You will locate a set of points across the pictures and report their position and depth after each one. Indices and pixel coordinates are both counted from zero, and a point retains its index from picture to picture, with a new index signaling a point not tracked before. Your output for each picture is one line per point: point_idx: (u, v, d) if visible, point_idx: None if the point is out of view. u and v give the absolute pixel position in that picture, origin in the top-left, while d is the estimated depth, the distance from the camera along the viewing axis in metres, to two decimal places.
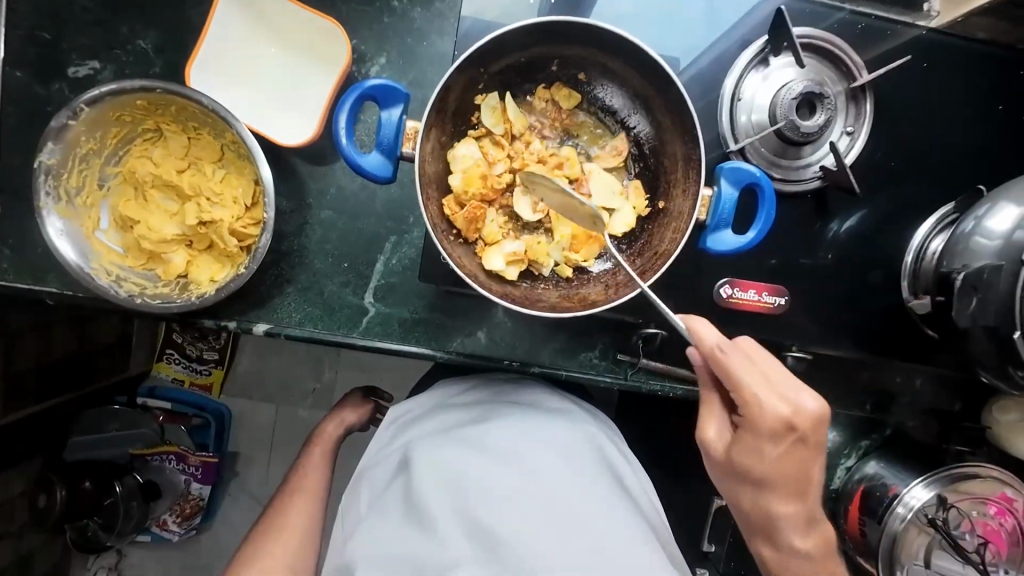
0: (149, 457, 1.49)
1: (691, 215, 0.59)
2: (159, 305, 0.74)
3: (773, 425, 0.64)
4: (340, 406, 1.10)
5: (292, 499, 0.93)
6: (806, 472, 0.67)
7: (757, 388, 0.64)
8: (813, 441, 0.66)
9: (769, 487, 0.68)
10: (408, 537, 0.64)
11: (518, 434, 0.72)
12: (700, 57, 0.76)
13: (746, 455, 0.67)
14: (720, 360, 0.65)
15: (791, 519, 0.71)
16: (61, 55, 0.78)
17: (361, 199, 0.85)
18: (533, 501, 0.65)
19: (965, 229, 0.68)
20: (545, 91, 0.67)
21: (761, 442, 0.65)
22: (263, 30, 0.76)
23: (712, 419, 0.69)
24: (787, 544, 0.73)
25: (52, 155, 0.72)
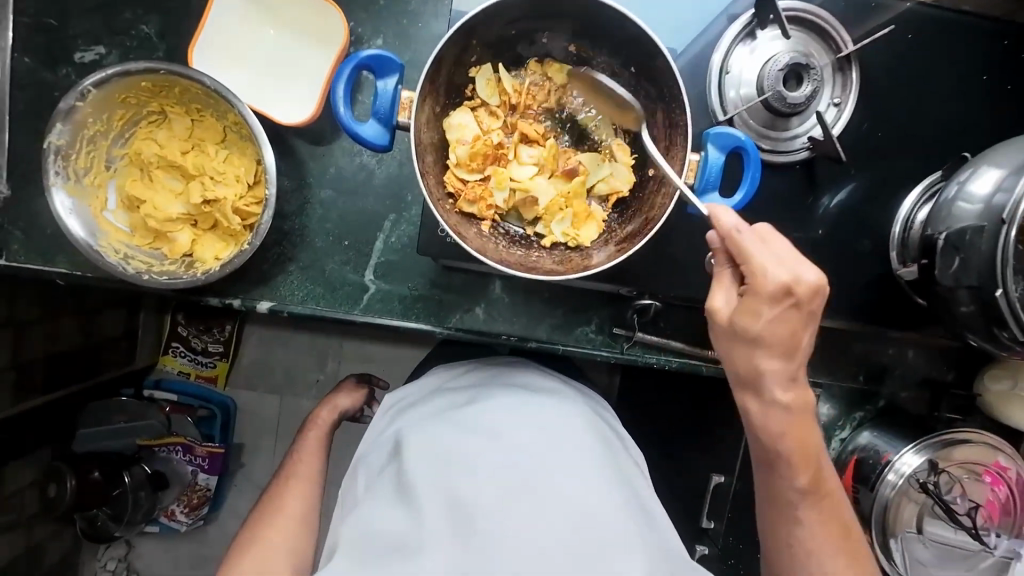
0: (155, 449, 1.51)
1: (679, 179, 0.61)
2: (166, 281, 0.76)
3: (774, 289, 0.59)
4: (333, 392, 1.11)
5: (286, 487, 0.92)
6: (802, 340, 0.62)
7: (762, 257, 0.60)
8: (810, 310, 0.61)
9: (765, 349, 0.62)
10: (395, 514, 0.66)
11: (509, 415, 0.74)
12: (692, 46, 0.79)
13: (747, 321, 0.61)
14: (735, 240, 0.61)
15: (777, 376, 0.63)
16: (68, 41, 0.81)
17: (360, 178, 0.87)
18: (518, 479, 0.66)
19: (948, 196, 0.69)
20: (538, 65, 0.67)
21: (760, 305, 0.60)
22: (264, 12, 0.78)
23: (718, 287, 0.64)
24: (774, 404, 0.65)
25: (61, 136, 0.74)
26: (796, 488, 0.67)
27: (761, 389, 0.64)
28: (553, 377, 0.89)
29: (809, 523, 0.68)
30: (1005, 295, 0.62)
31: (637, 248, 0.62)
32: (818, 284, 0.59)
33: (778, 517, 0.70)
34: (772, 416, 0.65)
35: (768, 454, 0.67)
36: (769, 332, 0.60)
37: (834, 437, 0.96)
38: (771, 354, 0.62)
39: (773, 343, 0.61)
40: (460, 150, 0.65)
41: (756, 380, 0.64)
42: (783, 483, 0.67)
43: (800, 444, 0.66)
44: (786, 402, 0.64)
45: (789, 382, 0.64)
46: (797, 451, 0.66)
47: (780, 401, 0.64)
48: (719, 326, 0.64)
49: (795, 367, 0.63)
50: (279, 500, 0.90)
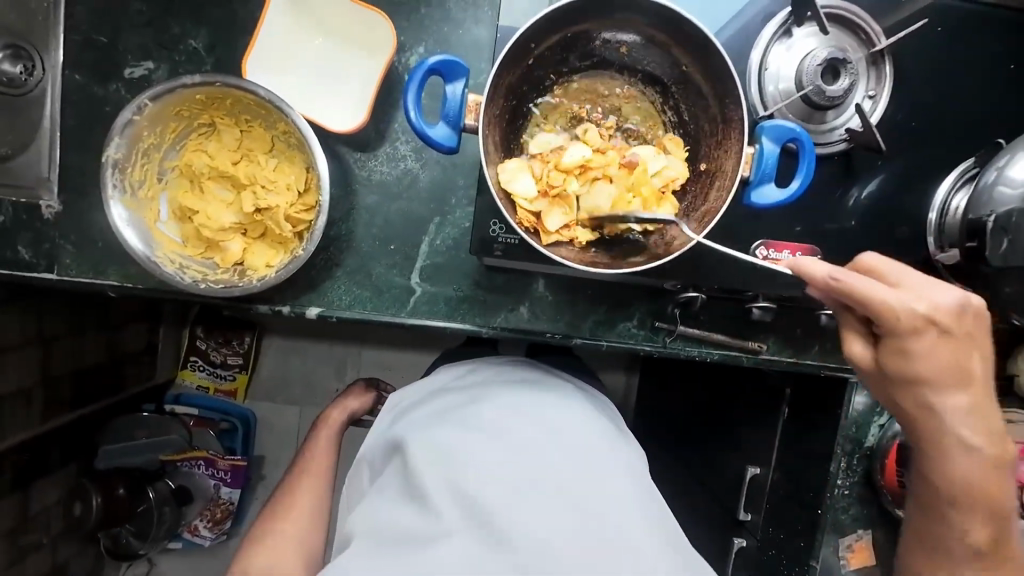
0: (178, 463, 1.47)
1: (736, 172, 0.63)
2: (223, 290, 0.77)
3: (915, 324, 0.59)
4: (343, 395, 1.12)
5: (299, 480, 0.93)
6: (971, 366, 0.64)
7: (893, 298, 0.59)
8: (964, 333, 0.62)
9: (929, 385, 0.63)
10: (401, 510, 0.66)
11: (513, 412, 0.73)
12: (726, 23, 0.79)
13: (898, 360, 0.63)
14: (842, 287, 0.60)
15: (955, 412, 0.65)
16: (118, 56, 0.82)
17: (404, 183, 0.89)
18: (523, 474, 0.65)
19: (987, 181, 0.71)
20: (563, 90, 0.73)
21: (910, 344, 0.61)
22: (311, 23, 0.79)
23: (851, 338, 0.65)
24: (971, 451, 0.67)
25: (118, 149, 0.76)
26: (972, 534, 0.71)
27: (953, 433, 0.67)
28: (561, 378, 0.88)
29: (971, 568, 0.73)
30: None
31: (696, 240, 0.64)
32: (958, 302, 0.60)
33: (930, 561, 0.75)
34: (954, 454, 0.67)
35: (942, 501, 0.71)
36: (929, 367, 0.62)
37: (873, 424, 0.98)
38: (934, 388, 0.64)
39: (936, 375, 0.63)
40: (528, 180, 0.67)
41: (930, 417, 0.66)
42: (956, 538, 0.71)
43: (985, 491, 0.69)
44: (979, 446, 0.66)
45: (968, 412, 0.66)
46: (980, 499, 0.69)
47: (970, 444, 0.67)
48: (866, 369, 0.66)
49: (975, 394, 0.65)
50: (290, 500, 0.90)
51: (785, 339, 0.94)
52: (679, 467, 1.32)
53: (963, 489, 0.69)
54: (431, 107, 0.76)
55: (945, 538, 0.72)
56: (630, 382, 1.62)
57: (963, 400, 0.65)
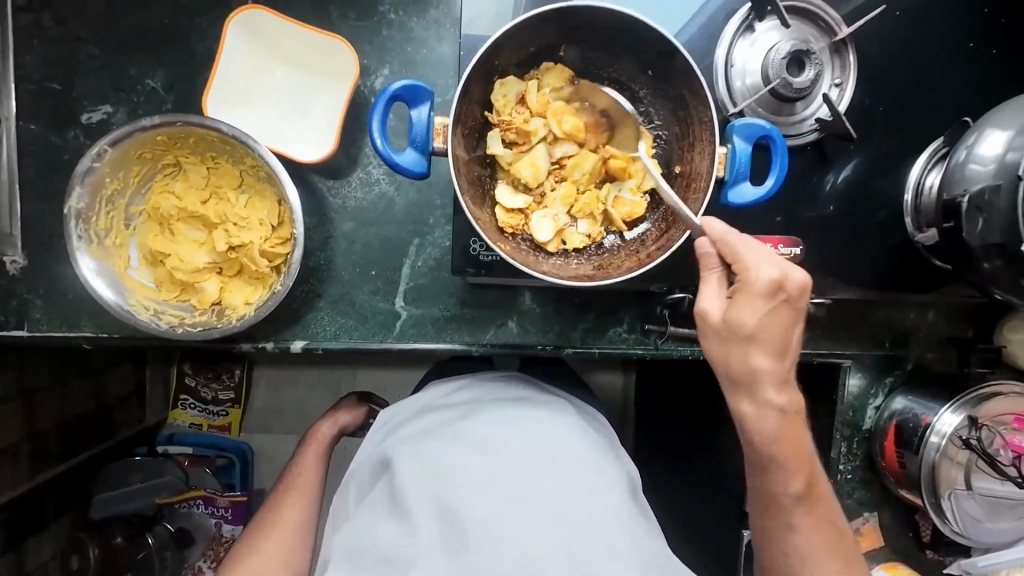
0: (177, 505, 1.43)
1: (710, 173, 0.63)
2: (200, 333, 0.76)
3: (766, 286, 0.61)
4: (332, 410, 1.06)
5: (285, 495, 0.91)
6: (791, 339, 0.63)
7: (752, 259, 0.61)
8: (796, 307, 0.63)
9: (758, 345, 0.62)
10: (389, 527, 0.65)
11: (503, 427, 0.71)
12: (693, 21, 0.80)
13: (740, 316, 0.61)
14: (728, 240, 0.63)
15: (770, 376, 0.63)
16: (74, 103, 0.80)
17: (380, 208, 0.87)
18: (511, 488, 0.65)
19: (958, 160, 0.71)
20: (545, 71, 0.68)
21: (754, 305, 0.61)
22: (270, 54, 0.78)
23: (707, 287, 0.65)
24: (772, 411, 0.64)
25: (80, 199, 0.74)
26: (789, 493, 0.67)
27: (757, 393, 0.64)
28: (554, 395, 0.86)
29: (803, 529, 0.68)
30: None
31: (677, 245, 0.63)
32: (802, 281, 0.63)
33: (769, 524, 0.70)
34: (766, 420, 0.64)
35: (762, 461, 0.66)
36: (763, 326, 0.61)
37: (869, 406, 0.98)
38: (763, 351, 0.62)
39: (767, 339, 0.62)
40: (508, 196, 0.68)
41: (749, 380, 0.63)
42: (777, 492, 0.67)
43: (783, 443, 0.65)
44: (780, 404, 0.64)
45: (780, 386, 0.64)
46: (791, 456, 0.66)
47: (775, 404, 0.64)
48: (715, 328, 0.63)
49: (785, 370, 0.64)
50: (272, 519, 0.87)
51: None
52: (682, 464, 1.32)
53: (777, 452, 0.65)
54: (400, 129, 0.74)
55: (772, 496, 0.68)
56: (627, 382, 1.61)
57: (777, 364, 0.63)
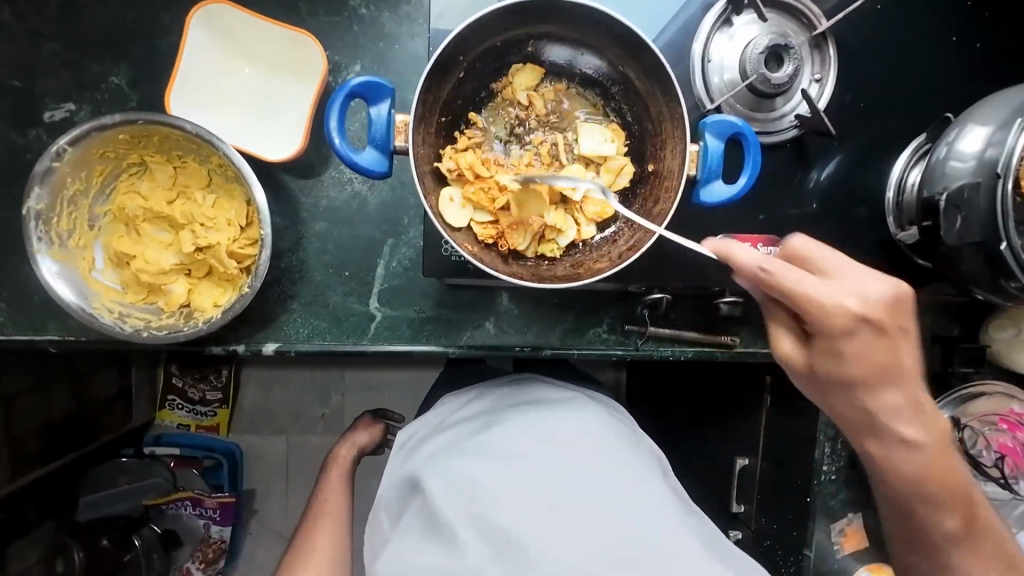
0: (164, 506, 1.40)
1: (681, 172, 0.61)
2: (166, 336, 0.74)
3: (845, 322, 0.57)
4: (350, 430, 1.07)
5: (315, 527, 0.87)
6: (902, 360, 0.60)
7: (821, 293, 0.57)
8: (895, 327, 0.59)
9: (860, 389, 0.60)
10: (430, 550, 0.61)
11: (527, 433, 0.68)
12: (682, 13, 0.79)
13: (828, 363, 0.60)
14: (766, 279, 0.57)
15: (892, 412, 0.62)
16: (36, 101, 0.78)
17: (353, 207, 0.86)
18: (546, 494, 0.61)
19: (939, 156, 0.70)
20: (516, 74, 0.67)
21: (848, 343, 0.58)
22: (235, 51, 0.76)
23: (778, 335, 0.63)
24: (892, 439, 0.64)
25: (40, 199, 0.72)
26: (944, 531, 0.68)
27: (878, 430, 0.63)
28: (568, 389, 0.82)
29: (964, 565, 0.70)
30: (1011, 248, 0.63)
31: (646, 246, 0.61)
32: (891, 293, 0.58)
33: (917, 553, 0.72)
34: (897, 454, 0.64)
35: (907, 497, 0.67)
36: (857, 367, 0.59)
37: None
38: (882, 393, 0.61)
39: (872, 370, 0.59)
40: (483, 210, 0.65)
41: (868, 425, 0.63)
42: (932, 533, 0.68)
43: (925, 470, 0.65)
44: (917, 439, 0.63)
45: (910, 412, 0.62)
46: (936, 481, 0.65)
47: (905, 437, 0.63)
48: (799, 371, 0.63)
49: (912, 392, 0.61)
50: (306, 549, 0.83)
51: (759, 329, 0.92)
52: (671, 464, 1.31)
53: (920, 484, 0.66)
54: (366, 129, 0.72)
55: (921, 528, 0.69)
56: (618, 385, 1.58)
57: (900, 398, 0.61)
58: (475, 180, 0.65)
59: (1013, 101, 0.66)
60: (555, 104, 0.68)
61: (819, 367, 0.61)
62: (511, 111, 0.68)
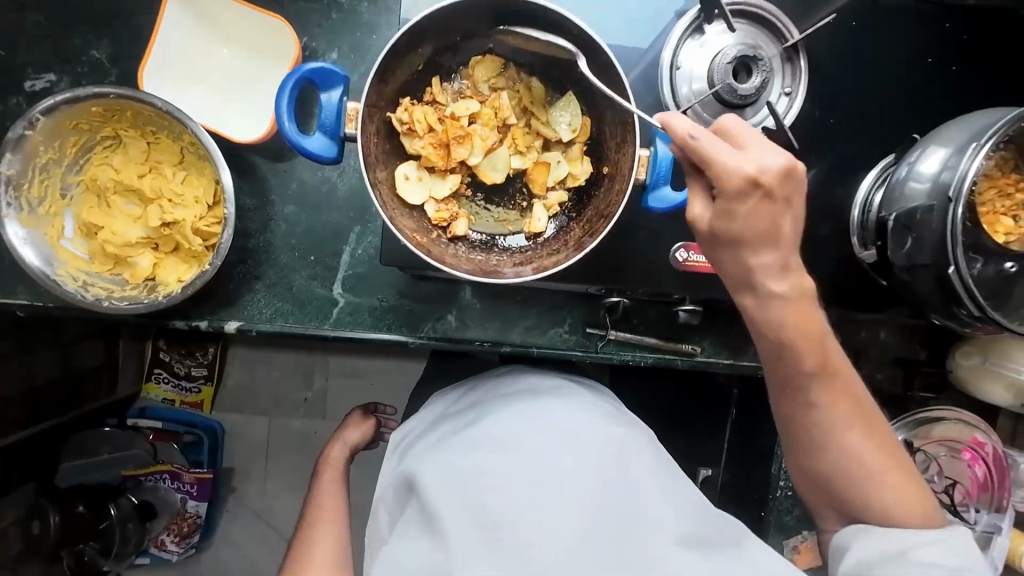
0: (142, 478, 1.43)
1: (630, 175, 0.61)
2: (127, 307, 0.75)
3: (738, 184, 0.55)
4: (339, 428, 1.04)
5: (313, 530, 0.86)
6: (782, 224, 0.57)
7: (723, 155, 0.55)
8: (784, 196, 0.56)
9: (743, 245, 0.58)
10: (427, 547, 0.57)
11: (517, 422, 0.65)
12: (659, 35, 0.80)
13: (723, 219, 0.57)
14: (693, 146, 0.56)
15: (766, 267, 0.58)
16: (18, 70, 0.80)
17: (322, 192, 0.87)
18: (540, 480, 0.58)
19: (900, 176, 0.69)
20: (473, 70, 0.68)
21: (734, 201, 0.56)
22: (211, 33, 0.77)
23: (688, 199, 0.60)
24: (772, 298, 0.59)
25: (11, 165, 0.73)
26: (806, 376, 0.61)
27: (754, 285, 0.59)
28: (551, 377, 0.79)
29: (825, 413, 0.62)
30: (958, 272, 0.63)
31: (591, 247, 0.62)
32: (785, 165, 0.55)
33: (794, 417, 0.64)
34: (770, 309, 0.59)
35: (774, 357, 0.62)
36: (748, 227, 0.57)
37: None
38: (757, 249, 0.58)
39: (756, 237, 0.57)
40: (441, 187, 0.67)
41: (747, 279, 0.59)
42: (792, 378, 0.61)
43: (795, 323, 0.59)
44: (784, 293, 0.59)
45: (779, 270, 0.59)
46: (806, 342, 0.60)
47: (776, 292, 0.59)
48: (701, 235, 0.60)
49: (785, 254, 0.58)
50: (309, 552, 0.83)
51: (722, 339, 0.92)
52: None
53: (788, 338, 0.60)
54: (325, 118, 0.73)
55: (794, 394, 0.63)
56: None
57: (772, 256, 0.58)
58: (426, 134, 0.66)
59: (974, 125, 0.66)
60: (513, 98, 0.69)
61: (717, 231, 0.59)
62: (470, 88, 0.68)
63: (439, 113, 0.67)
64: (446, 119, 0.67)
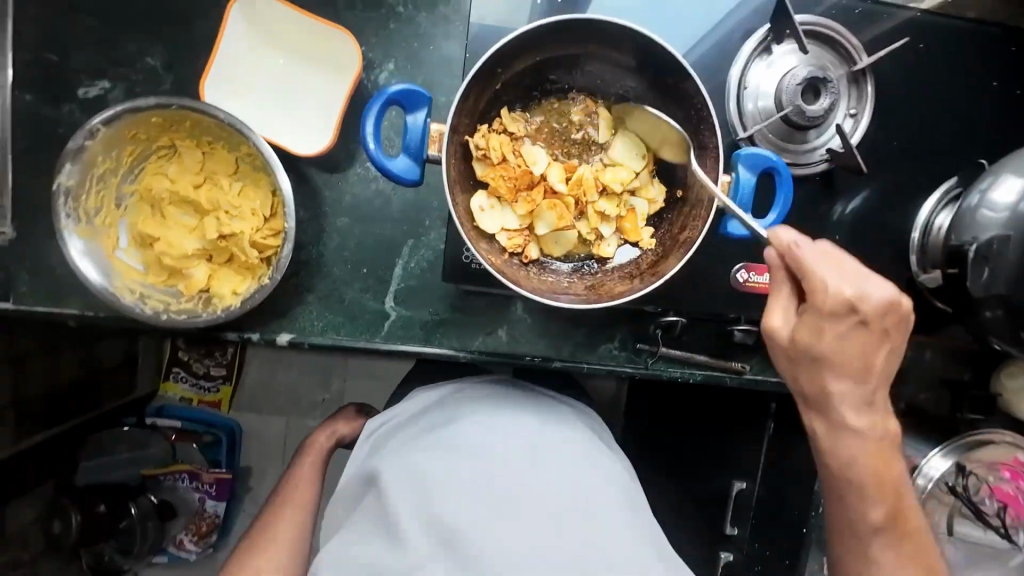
0: (161, 477, 1.43)
1: (712, 205, 0.61)
2: (185, 321, 0.74)
3: (834, 306, 0.59)
4: (332, 418, 1.01)
5: (280, 509, 0.86)
6: (874, 362, 0.62)
7: (828, 276, 0.59)
8: (880, 327, 0.61)
9: (828, 366, 0.62)
10: (380, 542, 0.59)
11: (488, 432, 0.66)
12: (725, 41, 0.77)
13: (809, 337, 0.61)
14: (797, 256, 0.59)
15: (845, 397, 0.64)
16: (70, 76, 0.78)
17: (376, 205, 0.86)
18: (499, 496, 0.59)
19: (970, 203, 0.69)
20: (540, 104, 0.67)
21: (827, 325, 0.59)
22: (270, 42, 0.76)
23: (775, 306, 0.62)
24: (848, 430, 0.65)
25: (70, 176, 0.72)
26: (870, 522, 0.67)
27: (831, 412, 0.65)
28: (519, 386, 0.79)
29: (884, 562, 0.68)
30: None
31: (671, 274, 0.61)
32: (890, 300, 0.60)
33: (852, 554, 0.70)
34: (843, 442, 0.66)
35: (837, 482, 0.68)
36: (835, 350, 0.61)
37: None
38: (840, 376, 0.63)
39: (842, 363, 0.62)
40: (510, 218, 0.66)
41: (823, 402, 0.64)
42: (856, 519, 0.68)
43: (868, 468, 0.66)
44: (859, 427, 0.65)
45: (860, 406, 0.65)
46: (874, 481, 0.66)
47: (852, 425, 0.65)
48: (783, 345, 0.63)
49: (867, 390, 0.64)
50: (270, 533, 0.83)
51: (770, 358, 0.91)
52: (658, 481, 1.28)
53: (856, 473, 0.66)
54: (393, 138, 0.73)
55: (850, 522, 0.69)
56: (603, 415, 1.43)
57: (853, 387, 0.63)
58: (500, 163, 0.65)
59: None
60: (584, 119, 0.68)
61: (799, 343, 0.62)
62: (536, 120, 0.68)
63: (515, 143, 0.66)
64: (516, 152, 0.66)
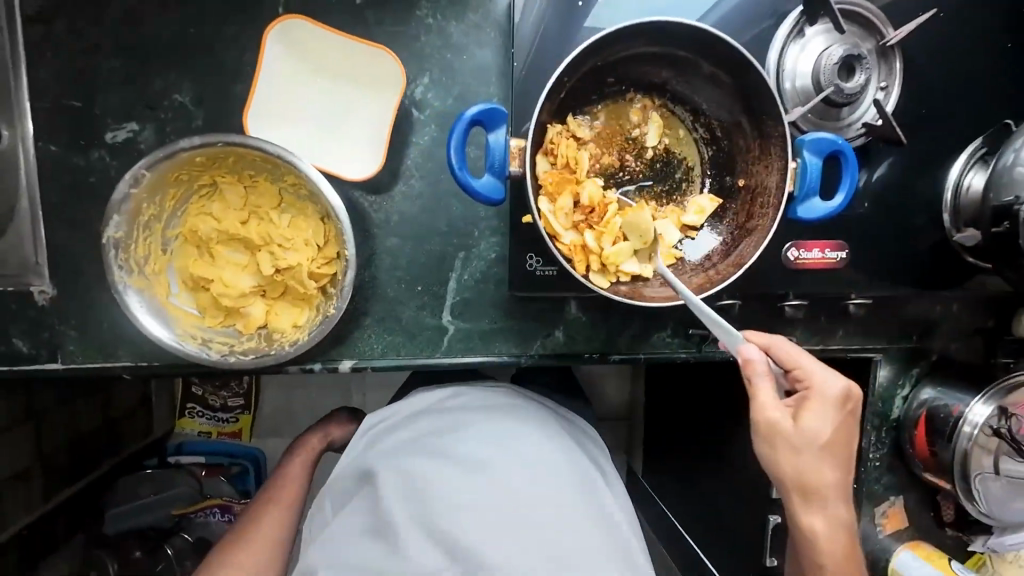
0: (192, 514, 1.28)
1: (783, 189, 0.65)
2: (253, 361, 0.73)
3: (832, 396, 0.68)
4: (325, 421, 1.00)
5: (265, 507, 0.86)
6: (850, 447, 0.69)
7: (813, 368, 0.69)
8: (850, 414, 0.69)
9: (823, 455, 0.66)
10: (377, 546, 0.62)
11: (492, 443, 0.68)
12: (756, 27, 0.78)
13: (812, 425, 0.66)
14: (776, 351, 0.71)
15: (831, 489, 0.68)
16: (97, 121, 0.75)
17: (424, 221, 0.84)
18: (495, 509, 0.61)
19: (1006, 162, 0.73)
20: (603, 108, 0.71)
21: (823, 412, 0.67)
22: (314, 69, 0.77)
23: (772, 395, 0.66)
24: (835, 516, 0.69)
25: (117, 228, 0.71)
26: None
27: (827, 501, 0.68)
28: (518, 398, 0.81)
29: None
30: None
31: (751, 263, 0.63)
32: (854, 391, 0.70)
33: None
34: (826, 522, 0.68)
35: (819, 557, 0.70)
36: (824, 436, 0.66)
37: (896, 397, 0.98)
38: (830, 463, 0.67)
39: (834, 451, 0.67)
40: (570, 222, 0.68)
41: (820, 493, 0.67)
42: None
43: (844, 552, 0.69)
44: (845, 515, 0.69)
45: (840, 502, 0.69)
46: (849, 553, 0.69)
47: (837, 509, 0.68)
48: (787, 435, 0.66)
49: (845, 475, 0.69)
50: (255, 524, 0.84)
51: None
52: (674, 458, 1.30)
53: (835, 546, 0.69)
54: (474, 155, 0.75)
55: None
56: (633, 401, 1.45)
57: (839, 476, 0.68)
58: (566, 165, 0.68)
59: None
60: (641, 119, 0.72)
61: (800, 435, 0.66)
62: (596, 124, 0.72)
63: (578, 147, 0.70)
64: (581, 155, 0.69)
